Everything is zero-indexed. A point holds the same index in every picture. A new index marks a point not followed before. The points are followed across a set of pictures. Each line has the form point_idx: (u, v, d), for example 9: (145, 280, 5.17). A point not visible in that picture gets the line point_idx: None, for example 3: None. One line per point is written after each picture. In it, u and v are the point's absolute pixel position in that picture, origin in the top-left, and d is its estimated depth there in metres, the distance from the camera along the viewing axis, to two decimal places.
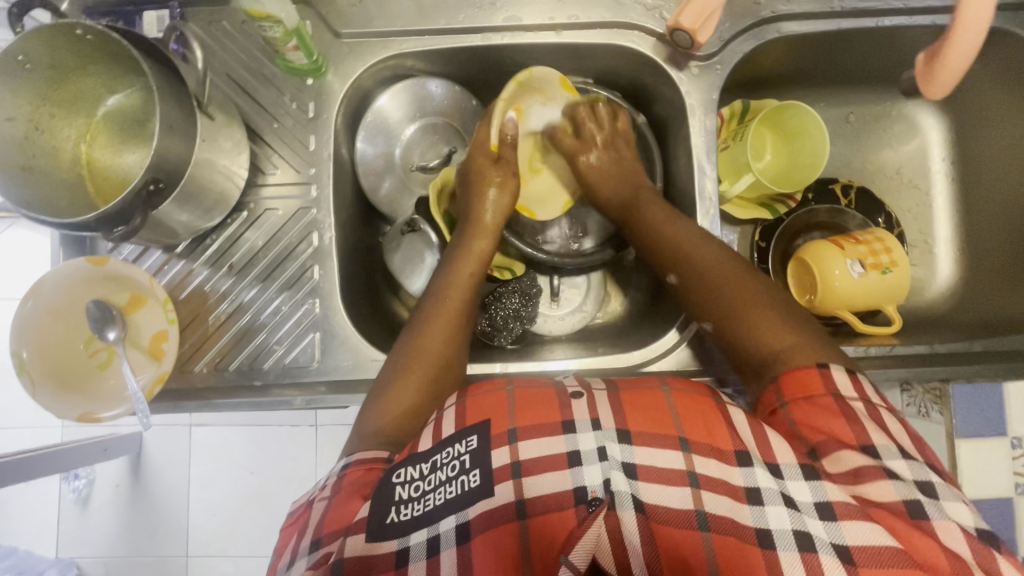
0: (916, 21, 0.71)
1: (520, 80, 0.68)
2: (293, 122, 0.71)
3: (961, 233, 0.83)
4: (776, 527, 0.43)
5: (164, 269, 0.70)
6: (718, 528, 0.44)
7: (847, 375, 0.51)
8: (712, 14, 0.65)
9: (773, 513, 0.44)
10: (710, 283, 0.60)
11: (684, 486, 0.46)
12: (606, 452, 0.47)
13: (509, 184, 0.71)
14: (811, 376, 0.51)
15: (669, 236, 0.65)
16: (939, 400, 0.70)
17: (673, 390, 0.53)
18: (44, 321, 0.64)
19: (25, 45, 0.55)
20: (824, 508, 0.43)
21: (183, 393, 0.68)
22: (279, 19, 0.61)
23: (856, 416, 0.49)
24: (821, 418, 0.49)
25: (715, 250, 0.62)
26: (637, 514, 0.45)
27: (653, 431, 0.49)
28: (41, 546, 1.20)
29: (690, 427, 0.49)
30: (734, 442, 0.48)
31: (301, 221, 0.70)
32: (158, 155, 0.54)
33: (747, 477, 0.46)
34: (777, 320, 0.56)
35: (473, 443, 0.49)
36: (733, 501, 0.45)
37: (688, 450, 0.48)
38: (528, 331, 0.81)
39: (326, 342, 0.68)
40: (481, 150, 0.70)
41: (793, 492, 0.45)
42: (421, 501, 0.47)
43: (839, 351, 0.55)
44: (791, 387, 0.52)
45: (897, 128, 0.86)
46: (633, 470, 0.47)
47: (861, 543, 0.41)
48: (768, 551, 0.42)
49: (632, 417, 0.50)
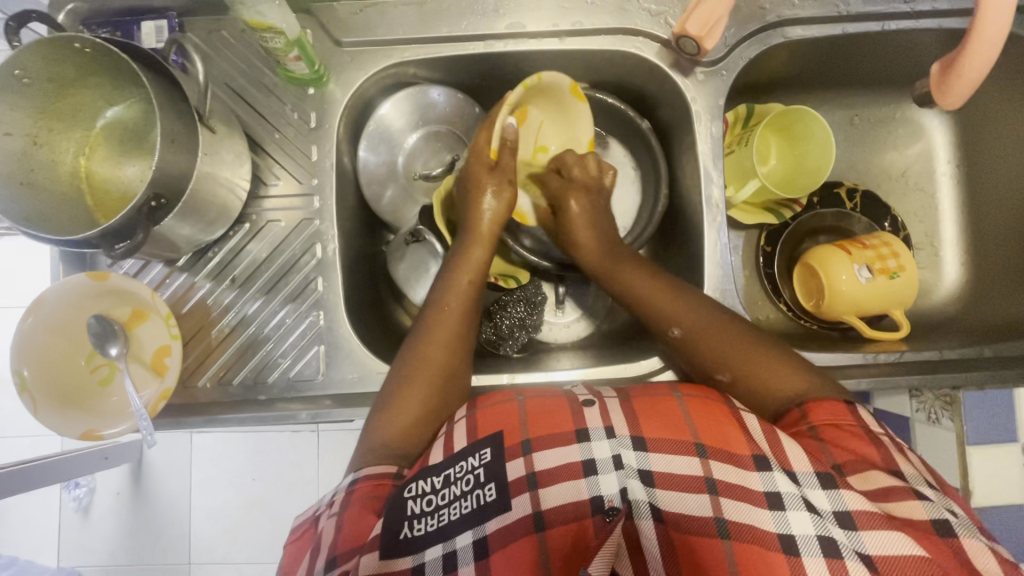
0: (924, 25, 0.70)
1: (526, 85, 0.65)
2: (294, 132, 0.70)
3: (968, 237, 0.82)
4: (799, 533, 0.42)
5: (166, 282, 0.70)
6: (739, 536, 0.42)
7: (870, 412, 0.53)
8: (720, 20, 0.64)
9: (795, 519, 0.42)
10: (713, 336, 0.60)
11: (702, 493, 0.45)
12: (621, 461, 0.46)
13: (505, 193, 0.69)
14: (840, 407, 0.52)
15: (655, 296, 0.64)
16: (951, 406, 0.69)
17: (686, 396, 0.53)
18: (44, 338, 0.63)
19: (23, 59, 0.54)
20: (844, 516, 0.42)
21: (186, 408, 0.67)
22: (280, 30, 0.60)
23: (884, 444, 0.49)
24: (848, 440, 0.49)
25: (711, 309, 0.62)
26: (655, 525, 0.44)
27: (670, 438, 0.48)
28: (42, 556, 1.19)
29: (705, 431, 0.49)
30: (750, 448, 0.47)
31: (304, 234, 0.70)
32: (159, 169, 0.53)
33: (767, 482, 0.45)
34: (787, 357, 0.57)
35: (487, 455, 0.48)
36: (753, 508, 0.44)
37: (706, 456, 0.47)
38: (534, 339, 0.80)
39: (330, 355, 0.67)
40: (479, 157, 0.68)
41: (813, 499, 0.44)
42: (435, 516, 0.46)
43: (841, 386, 0.56)
44: (820, 413, 0.52)
45: (902, 131, 0.85)
46: (649, 477, 0.46)
47: (884, 554, 0.40)
48: (792, 557, 0.41)
49: (646, 424, 0.49)
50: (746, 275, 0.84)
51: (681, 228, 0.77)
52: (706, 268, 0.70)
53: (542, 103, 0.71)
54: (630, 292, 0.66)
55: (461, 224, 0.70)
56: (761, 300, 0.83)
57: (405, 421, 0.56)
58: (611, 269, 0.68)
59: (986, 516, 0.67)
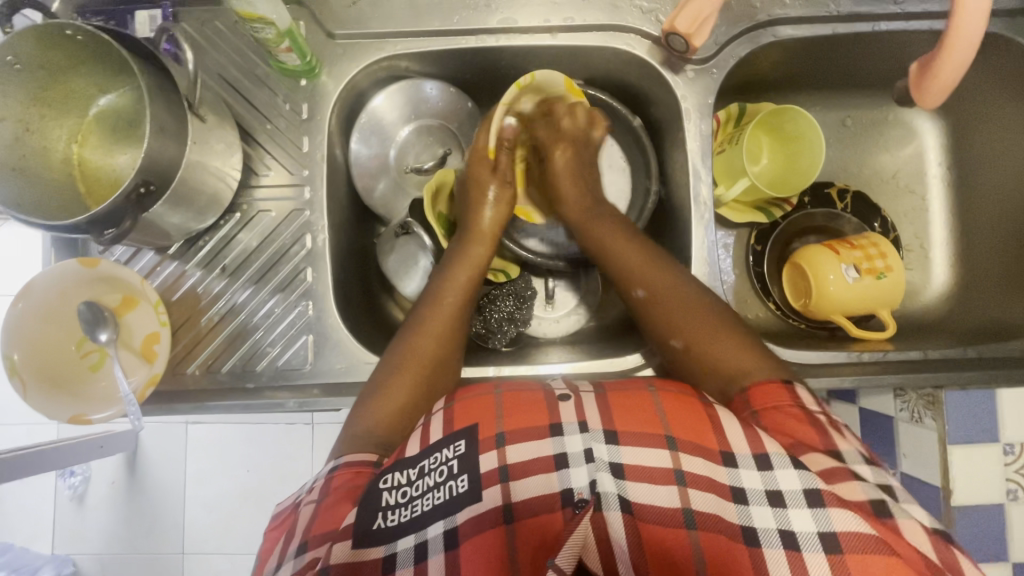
0: (913, 26, 0.71)
1: (520, 84, 0.67)
2: (286, 124, 0.70)
3: (957, 239, 0.82)
4: (760, 525, 0.43)
5: (157, 270, 0.70)
6: (704, 524, 0.44)
7: (807, 390, 0.54)
8: (708, 18, 0.65)
9: (757, 513, 0.44)
10: (672, 304, 0.60)
11: (670, 484, 0.45)
12: (592, 454, 0.47)
13: (505, 196, 0.71)
14: (779, 387, 0.53)
15: (629, 255, 0.65)
16: (933, 406, 0.68)
17: (660, 392, 0.53)
18: (35, 323, 0.64)
19: (15, 46, 0.54)
20: (814, 495, 0.43)
21: (175, 395, 0.67)
22: (271, 21, 0.60)
23: (823, 424, 0.50)
24: (789, 424, 0.50)
25: (677, 277, 0.62)
26: (623, 515, 0.44)
27: (643, 432, 0.48)
28: (37, 543, 1.20)
29: (678, 425, 0.49)
30: (719, 443, 0.48)
31: (294, 224, 0.70)
32: (148, 157, 0.53)
33: (733, 477, 0.46)
34: (744, 340, 0.57)
35: (461, 447, 0.49)
36: (721, 499, 0.45)
37: (676, 449, 0.47)
38: (523, 333, 0.81)
39: (319, 344, 0.68)
40: (478, 158, 0.70)
41: (781, 484, 0.45)
42: (409, 507, 0.47)
43: (788, 367, 0.57)
44: (760, 395, 0.53)
45: (894, 133, 0.86)
46: (620, 470, 0.46)
47: (847, 530, 0.41)
48: (754, 549, 0.42)
49: (620, 418, 0.50)
50: (736, 274, 0.85)
51: (670, 226, 0.77)
52: (693, 265, 0.70)
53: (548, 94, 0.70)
54: (604, 251, 0.67)
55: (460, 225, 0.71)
56: (751, 299, 0.83)
57: (391, 404, 0.57)
58: (593, 227, 0.69)
59: (966, 516, 0.67)
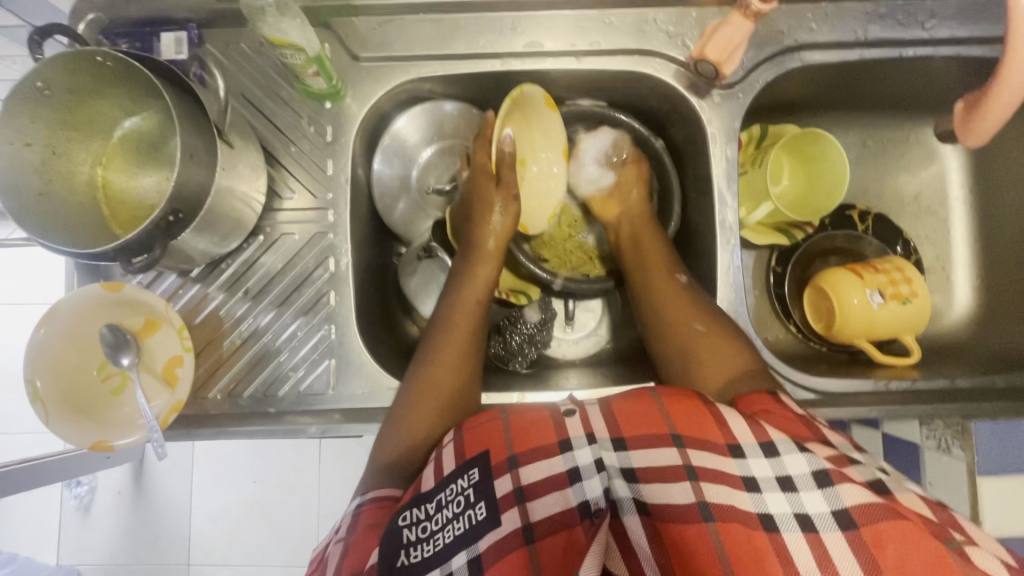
0: (942, 52, 0.70)
1: (513, 98, 0.67)
2: (310, 146, 0.70)
3: (979, 261, 0.82)
4: (777, 512, 0.40)
5: (179, 293, 0.70)
6: (721, 516, 0.41)
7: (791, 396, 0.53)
8: (740, 44, 0.65)
9: (772, 499, 0.41)
10: (682, 304, 0.64)
11: (682, 480, 0.42)
12: (602, 463, 0.44)
13: (510, 209, 0.70)
14: (761, 394, 0.52)
15: (653, 257, 0.71)
16: (961, 436, 0.68)
17: (662, 393, 0.49)
18: (56, 348, 0.63)
19: (44, 72, 0.54)
20: (822, 476, 0.41)
21: (196, 419, 0.67)
22: (300, 47, 0.60)
23: (811, 419, 0.49)
24: (784, 422, 0.48)
25: (693, 291, 0.66)
26: (639, 518, 0.43)
27: (650, 436, 0.45)
28: (41, 553, 1.19)
29: (682, 424, 0.46)
30: (723, 435, 0.45)
31: (317, 247, 0.70)
32: (178, 185, 0.53)
33: (743, 466, 0.43)
34: (735, 344, 0.59)
35: (475, 475, 0.47)
36: (731, 489, 0.42)
37: (682, 446, 0.44)
38: (543, 355, 0.81)
39: (341, 369, 0.67)
40: (482, 171, 0.70)
41: (790, 469, 0.42)
42: (431, 541, 0.45)
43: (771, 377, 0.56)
44: (746, 402, 0.52)
45: (916, 154, 0.85)
46: (631, 472, 0.44)
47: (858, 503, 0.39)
48: (773, 534, 0.39)
49: (625, 424, 0.46)
50: (756, 295, 0.85)
51: (693, 248, 0.77)
52: (719, 291, 0.70)
53: (541, 140, 0.74)
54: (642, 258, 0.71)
55: (462, 245, 0.70)
56: (770, 321, 0.84)
57: (408, 435, 0.56)
58: (640, 236, 0.73)
59: None
